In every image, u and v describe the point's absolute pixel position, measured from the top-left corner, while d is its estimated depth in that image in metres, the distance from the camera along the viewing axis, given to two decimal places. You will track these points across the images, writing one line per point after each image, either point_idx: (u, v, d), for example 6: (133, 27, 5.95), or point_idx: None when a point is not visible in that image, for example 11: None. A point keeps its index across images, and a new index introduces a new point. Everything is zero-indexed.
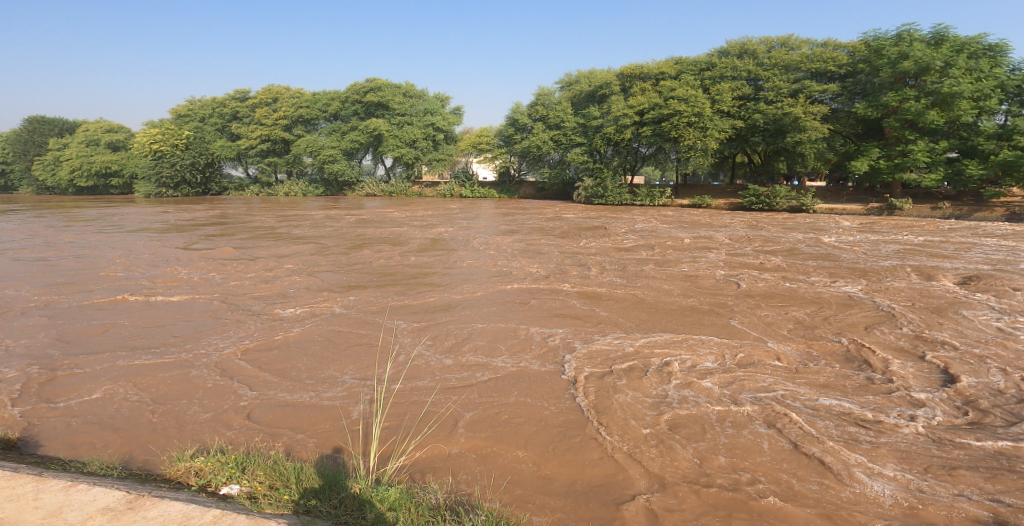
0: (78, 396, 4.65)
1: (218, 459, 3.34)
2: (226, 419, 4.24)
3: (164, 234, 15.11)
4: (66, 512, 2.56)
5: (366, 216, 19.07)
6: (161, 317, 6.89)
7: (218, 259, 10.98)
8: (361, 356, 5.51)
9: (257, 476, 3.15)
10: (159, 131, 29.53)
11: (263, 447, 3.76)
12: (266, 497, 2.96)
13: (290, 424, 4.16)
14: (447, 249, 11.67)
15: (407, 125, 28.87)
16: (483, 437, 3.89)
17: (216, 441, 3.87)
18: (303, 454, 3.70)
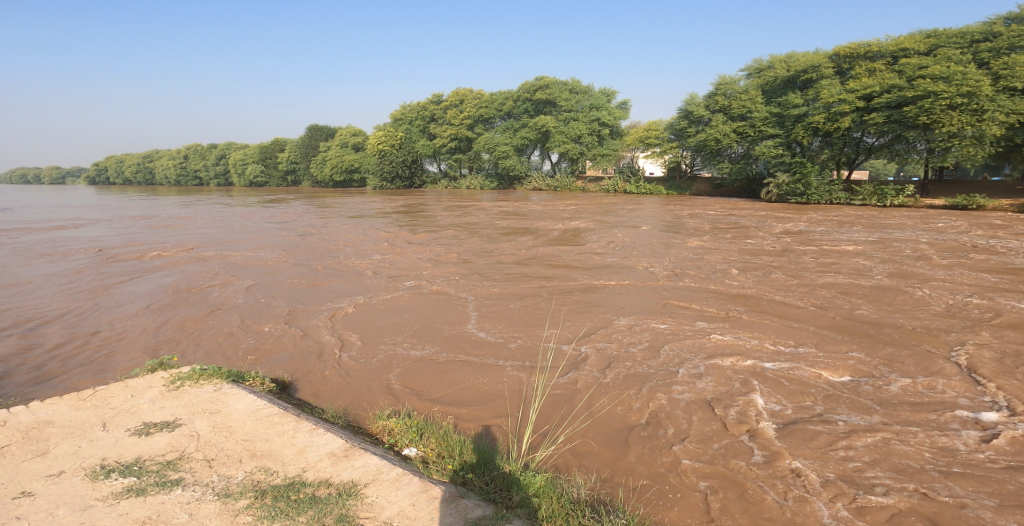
0: (314, 346, 5.68)
1: (405, 422, 3.76)
2: (411, 384, 4.77)
3: (369, 220, 17.38)
4: (309, 451, 3.13)
5: (538, 208, 19.82)
6: (375, 289, 8.02)
7: (415, 243, 12.34)
8: (515, 341, 5.75)
9: (431, 443, 3.47)
10: (383, 133, 34.60)
11: (438, 416, 4.15)
12: (435, 462, 3.26)
13: (457, 395, 4.54)
14: (617, 243, 11.60)
15: (573, 122, 29.14)
16: (631, 440, 3.79)
17: (401, 404, 4.37)
18: (469, 428, 4.00)
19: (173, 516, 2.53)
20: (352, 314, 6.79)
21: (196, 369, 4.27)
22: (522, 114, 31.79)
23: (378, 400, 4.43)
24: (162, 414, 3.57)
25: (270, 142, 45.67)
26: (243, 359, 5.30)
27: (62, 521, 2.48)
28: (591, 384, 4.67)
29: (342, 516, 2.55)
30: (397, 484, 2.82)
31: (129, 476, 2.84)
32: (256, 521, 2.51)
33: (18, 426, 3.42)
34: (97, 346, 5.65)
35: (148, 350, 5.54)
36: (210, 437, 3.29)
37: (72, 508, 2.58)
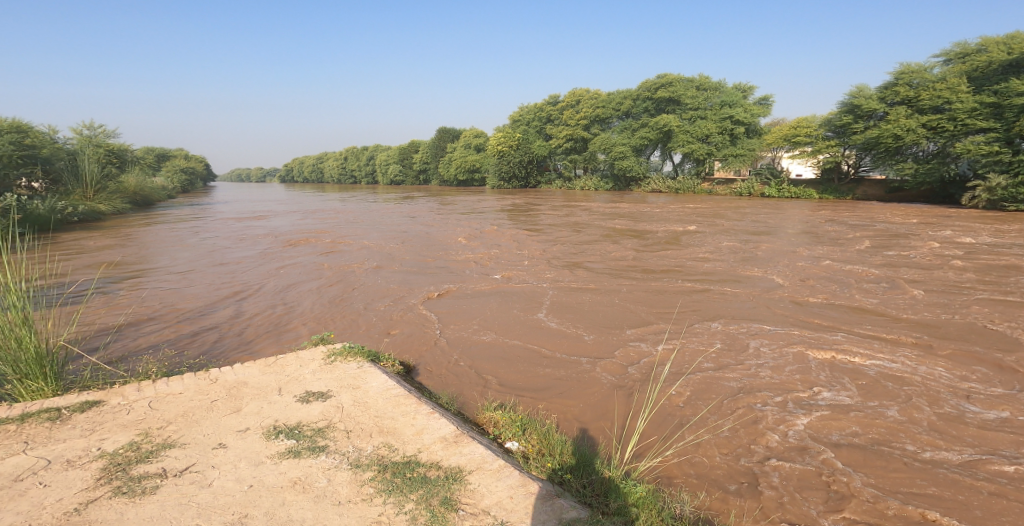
0: (442, 332, 6.12)
1: (510, 416, 3.95)
2: (521, 379, 4.95)
3: (487, 217, 18.09)
4: (425, 433, 3.43)
5: (658, 210, 19.23)
6: (497, 282, 8.35)
7: (533, 240, 12.60)
8: (626, 346, 5.67)
9: (532, 439, 3.61)
10: (502, 134, 35.96)
11: (544, 415, 4.27)
12: (536, 458, 3.40)
13: (564, 395, 4.63)
14: (744, 249, 10.90)
15: (700, 119, 27.33)
16: (740, 457, 3.66)
17: (509, 398, 4.57)
18: (572, 430, 4.08)
19: (315, 480, 2.93)
20: (475, 305, 7.18)
21: (346, 346, 4.87)
22: (642, 113, 30.90)
23: (489, 393, 4.67)
24: (317, 385, 4.14)
25: (404, 145, 49.60)
26: (381, 340, 5.88)
27: (239, 471, 3.00)
28: (703, 397, 4.49)
29: (447, 498, 2.78)
30: (499, 475, 3.00)
31: (290, 438, 3.34)
32: (377, 493, 2.83)
33: (225, 384, 4.16)
34: (268, 318, 6.63)
35: (308, 324, 6.37)
36: (350, 410, 3.75)
37: (250, 462, 3.09)
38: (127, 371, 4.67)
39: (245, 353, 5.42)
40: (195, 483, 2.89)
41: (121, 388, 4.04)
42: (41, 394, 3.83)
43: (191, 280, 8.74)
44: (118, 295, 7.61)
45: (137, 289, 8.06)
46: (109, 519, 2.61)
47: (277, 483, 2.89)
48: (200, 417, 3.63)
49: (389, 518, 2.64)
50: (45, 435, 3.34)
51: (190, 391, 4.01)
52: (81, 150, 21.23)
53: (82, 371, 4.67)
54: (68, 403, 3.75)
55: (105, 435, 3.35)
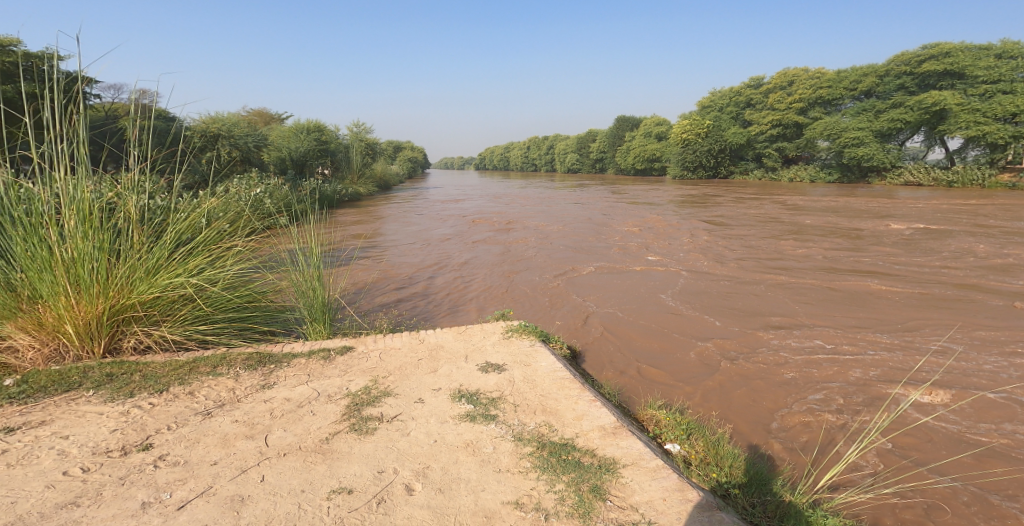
0: (620, 323, 6.07)
1: (675, 418, 3.79)
2: (696, 380, 4.68)
3: (672, 207, 17.28)
4: (584, 420, 3.49)
5: (885, 206, 16.14)
6: (685, 278, 7.87)
7: (724, 234, 11.63)
8: (825, 362, 4.95)
9: (697, 446, 3.42)
10: (689, 122, 34.34)
11: (716, 422, 4.02)
12: (699, 465, 3.23)
13: (742, 405, 4.26)
14: (1007, 256, 8.66)
15: (1003, 96, 20.15)
16: (968, 513, 3.00)
17: (678, 398, 4.38)
18: (747, 444, 3.76)
19: (483, 445, 3.19)
20: (656, 298, 6.92)
21: (523, 324, 5.18)
22: (893, 92, 24.63)
23: (657, 390, 4.52)
24: (496, 358, 4.48)
25: (582, 136, 50.79)
26: (558, 322, 6.06)
27: (427, 425, 3.41)
28: (921, 435, 3.72)
29: (596, 487, 2.81)
30: (656, 475, 2.92)
31: (468, 404, 3.69)
32: (532, 468, 2.97)
33: (429, 344, 4.78)
34: (462, 291, 7.29)
35: (495, 300, 6.84)
36: (520, 385, 3.98)
37: (437, 419, 3.49)
38: (360, 323, 5.62)
39: (439, 320, 6.05)
40: (398, 430, 3.35)
41: (363, 337, 5.01)
42: (321, 333, 5.00)
43: (410, 252, 10.06)
44: (359, 259, 9.17)
45: (371, 256, 9.59)
46: (342, 450, 3.12)
47: (452, 442, 3.21)
48: (406, 372, 4.20)
49: (540, 494, 2.76)
50: (318, 370, 4.20)
51: (405, 347, 4.70)
52: (351, 144, 26.41)
53: (342, 318, 5.84)
54: (329, 345, 4.72)
55: (351, 377, 4.10)
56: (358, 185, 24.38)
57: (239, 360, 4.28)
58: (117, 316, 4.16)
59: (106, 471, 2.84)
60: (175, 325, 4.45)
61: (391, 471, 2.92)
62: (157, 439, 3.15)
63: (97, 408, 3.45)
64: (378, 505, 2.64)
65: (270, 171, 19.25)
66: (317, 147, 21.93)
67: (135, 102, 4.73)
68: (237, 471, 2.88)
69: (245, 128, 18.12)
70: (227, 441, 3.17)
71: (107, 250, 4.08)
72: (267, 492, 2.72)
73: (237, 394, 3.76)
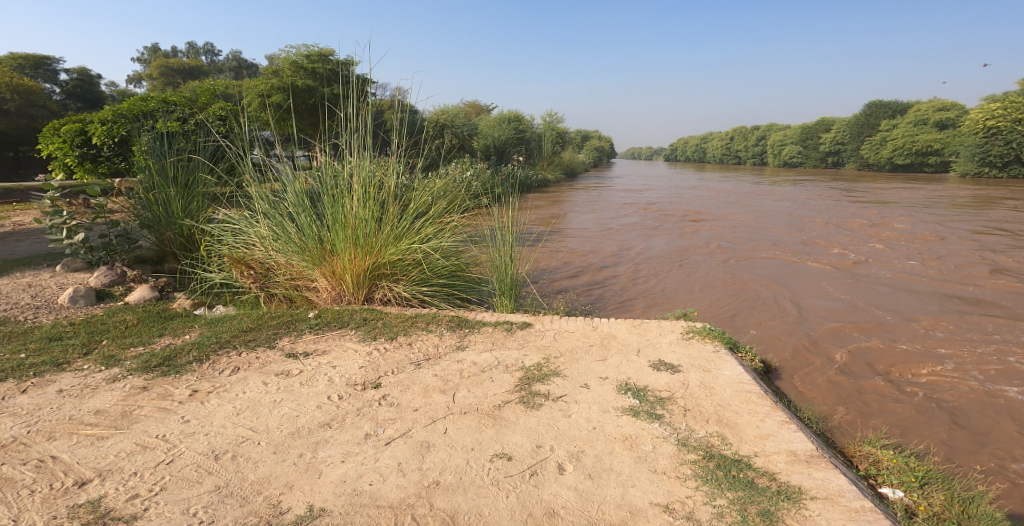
0: (826, 338, 5.29)
1: (903, 461, 3.16)
2: (924, 419, 3.86)
3: (931, 211, 14.05)
4: (770, 440, 3.17)
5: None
6: (924, 298, 6.47)
7: (1008, 250, 9.04)
8: None
9: (931, 499, 2.82)
10: (1002, 105, 25.86)
11: (958, 471, 3.26)
12: (927, 519, 2.69)
13: (991, 459, 3.41)
14: None
15: None
16: None
17: (892, 433, 3.69)
18: (1011, 508, 2.96)
19: (643, 442, 3.13)
20: (881, 317, 5.84)
21: (707, 326, 4.88)
22: None
23: (861, 420, 3.86)
24: (671, 357, 4.31)
25: (814, 124, 44.41)
26: (748, 328, 5.55)
27: (589, 411, 3.46)
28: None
29: (768, 512, 2.55)
30: (855, 516, 2.54)
31: (635, 399, 3.64)
32: (692, 477, 2.83)
33: (601, 333, 4.81)
34: (649, 284, 7.10)
35: (681, 298, 6.53)
36: (695, 390, 3.78)
37: (600, 407, 3.52)
38: (539, 302, 5.89)
39: (626, 311, 6.00)
40: (561, 410, 3.48)
41: (542, 316, 5.26)
42: (506, 307, 5.37)
43: (596, 240, 10.10)
44: (546, 243, 9.54)
45: (557, 241, 9.90)
46: (510, 418, 3.36)
47: (611, 433, 3.22)
48: (577, 355, 4.31)
49: (695, 504, 2.62)
50: (500, 340, 4.56)
51: (578, 332, 4.82)
52: (542, 133, 27.42)
53: (524, 295, 6.19)
54: (512, 319, 5.06)
55: (527, 352, 4.36)
56: (548, 173, 25.18)
57: (444, 320, 4.86)
58: (375, 271, 5.05)
59: (351, 401, 3.47)
60: (407, 283, 5.21)
61: (548, 448, 3.05)
62: (386, 379, 3.78)
63: (354, 345, 4.28)
64: (531, 476, 2.80)
65: (477, 157, 21.33)
66: (515, 136, 23.24)
67: (397, 97, 5.61)
68: (429, 420, 3.30)
69: (453, 117, 19.86)
70: (427, 392, 3.65)
71: (375, 219, 4.96)
72: (446, 444, 3.06)
73: (439, 351, 4.29)
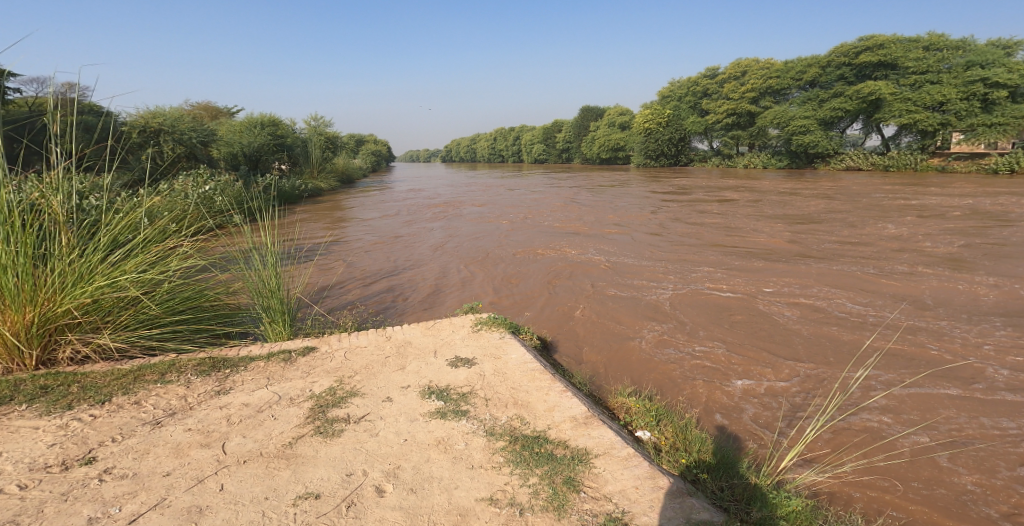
0: (585, 308, 6.05)
1: (644, 404, 3.82)
2: (661, 363, 4.72)
3: (626, 192, 17.52)
4: (556, 410, 3.50)
5: (839, 188, 16.46)
6: (652, 261, 7.95)
7: (686, 218, 11.77)
8: (776, 337, 5.10)
9: (668, 433, 3.45)
10: (649, 111, 33.79)
11: (688, 404, 4.06)
12: (669, 451, 3.27)
13: (708, 384, 4.33)
14: (907, 233, 9.27)
15: (927, 85, 20.74)
16: (902, 463, 3.21)
17: (641, 381, 4.42)
18: (719, 423, 3.81)
19: (455, 442, 3.15)
20: (625, 282, 6.96)
21: (492, 316, 5.13)
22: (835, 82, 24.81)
23: (619, 376, 4.53)
24: (466, 351, 4.44)
25: (550, 124, 50.42)
26: (529, 313, 5.98)
27: (396, 424, 3.33)
28: (888, 409, 3.78)
29: (570, 479, 2.80)
30: (627, 463, 2.93)
31: (440, 400, 3.64)
32: (505, 463, 2.95)
33: (396, 341, 4.69)
34: (430, 284, 7.15)
35: (462, 292, 6.73)
36: (491, 379, 3.96)
37: (407, 417, 3.42)
38: (321, 323, 5.43)
39: (414, 316, 5.94)
40: (366, 430, 3.27)
41: (328, 337, 4.88)
42: (281, 334, 4.82)
43: (369, 246, 9.82)
44: (314, 257, 8.81)
45: (326, 253, 9.27)
46: (308, 454, 3.02)
47: (423, 441, 3.16)
48: (373, 370, 4.12)
49: (514, 489, 2.73)
50: (278, 373, 4.06)
51: (371, 346, 4.60)
52: (310, 137, 25.43)
53: (304, 319, 5.63)
54: (291, 347, 4.57)
55: (315, 378, 3.99)
56: (318, 181, 23.66)
57: (189, 366, 4.06)
58: (47, 326, 3.78)
59: (47, 487, 2.68)
60: (114, 332, 4.10)
61: (360, 473, 2.84)
62: (103, 452, 2.99)
63: (33, 422, 3.21)
64: (348, 508, 2.58)
65: (219, 168, 18.62)
66: (272, 141, 21.16)
67: (64, 94, 4.28)
68: (194, 482, 2.77)
69: (185, 121, 16.87)
70: (181, 450, 3.04)
71: (31, 256, 3.71)
72: (228, 502, 2.61)
73: (189, 401, 3.59)
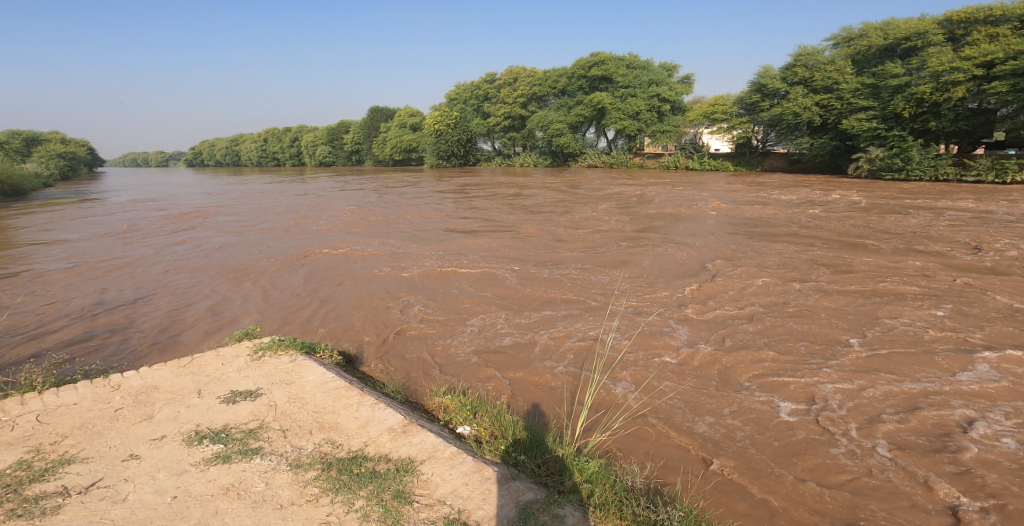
0: (376, 315, 5.93)
1: (459, 400, 3.88)
2: (465, 356, 4.87)
3: (403, 192, 17.47)
4: (370, 426, 3.33)
5: (587, 182, 19.11)
6: (435, 258, 8.16)
7: (464, 213, 12.29)
8: (558, 315, 5.70)
9: (485, 423, 3.56)
10: (437, 114, 33.79)
11: (497, 390, 4.25)
12: (489, 440, 3.37)
13: (511, 368, 4.60)
14: (636, 216, 11.33)
15: (630, 98, 26.14)
16: (671, 405, 3.87)
17: (450, 378, 4.47)
18: (524, 403, 4.06)
19: (252, 484, 2.76)
20: (414, 282, 7.01)
21: (277, 339, 4.64)
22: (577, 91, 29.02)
23: (428, 377, 4.52)
24: (245, 385, 3.91)
25: (337, 124, 46.33)
26: (317, 328, 5.60)
27: (159, 484, 2.77)
28: (652, 362, 4.53)
29: (399, 492, 2.70)
30: (451, 462, 2.94)
31: (217, 443, 3.13)
32: (322, 493, 2.70)
33: (129, 390, 3.85)
34: (189, 313, 6.15)
35: (231, 317, 5.95)
36: (286, 407, 3.57)
37: (170, 472, 2.88)
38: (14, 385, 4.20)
39: (172, 353, 5.05)
40: (105, 499, 2.66)
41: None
42: None
43: (93, 276, 7.93)
44: (8, 299, 6.76)
45: (26, 290, 7.18)
46: None
47: (207, 493, 2.70)
48: (103, 428, 3.35)
49: (339, 518, 2.53)
50: None
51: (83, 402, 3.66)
52: None
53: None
54: None
55: None
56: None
57: None
58: None
59: None
60: None
61: None
62: None
63: None
64: None
65: None
66: None
67: None
68: None
69: None
70: None
71: None
72: None
73: None
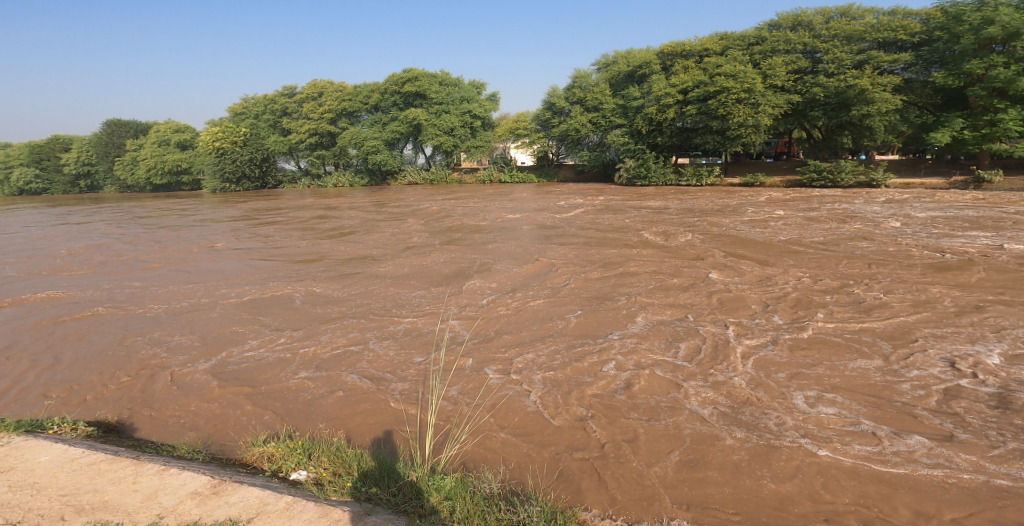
0: (140, 370, 4.77)
1: (287, 444, 3.29)
2: (275, 399, 4.16)
3: (175, 224, 14.78)
4: (161, 495, 2.57)
5: (398, 200, 18.58)
6: (219, 295, 7.01)
7: (259, 242, 10.89)
8: (381, 337, 5.31)
9: (323, 462, 3.07)
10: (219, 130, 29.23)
11: (325, 427, 3.70)
12: (332, 480, 2.89)
13: (336, 401, 4.06)
14: (448, 230, 11.34)
15: (444, 114, 26.69)
16: (517, 406, 3.81)
17: (262, 426, 3.77)
18: (358, 436, 3.60)
19: None
20: (196, 324, 5.89)
21: None
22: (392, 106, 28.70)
23: (231, 430, 3.73)
24: None
25: (48, 142, 34.90)
26: (48, 402, 4.25)
27: None
28: (488, 370, 4.43)
29: None
30: (289, 514, 2.42)
31: None
32: None
33: None
34: None
35: None
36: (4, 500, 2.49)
37: None
38: None
39: None
40: None
41: None
42: None
43: None
44: None
45: None
46: None
47: None
48: None
49: None
50: None
51: None
52: None
53: None
54: None
55: None
56: None
57: None
58: None
59: None
60: None
61: None
62: None
63: None
64: None
65: None
66: None
67: None
68: None
69: None
70: None
71: None
72: None
73: None
